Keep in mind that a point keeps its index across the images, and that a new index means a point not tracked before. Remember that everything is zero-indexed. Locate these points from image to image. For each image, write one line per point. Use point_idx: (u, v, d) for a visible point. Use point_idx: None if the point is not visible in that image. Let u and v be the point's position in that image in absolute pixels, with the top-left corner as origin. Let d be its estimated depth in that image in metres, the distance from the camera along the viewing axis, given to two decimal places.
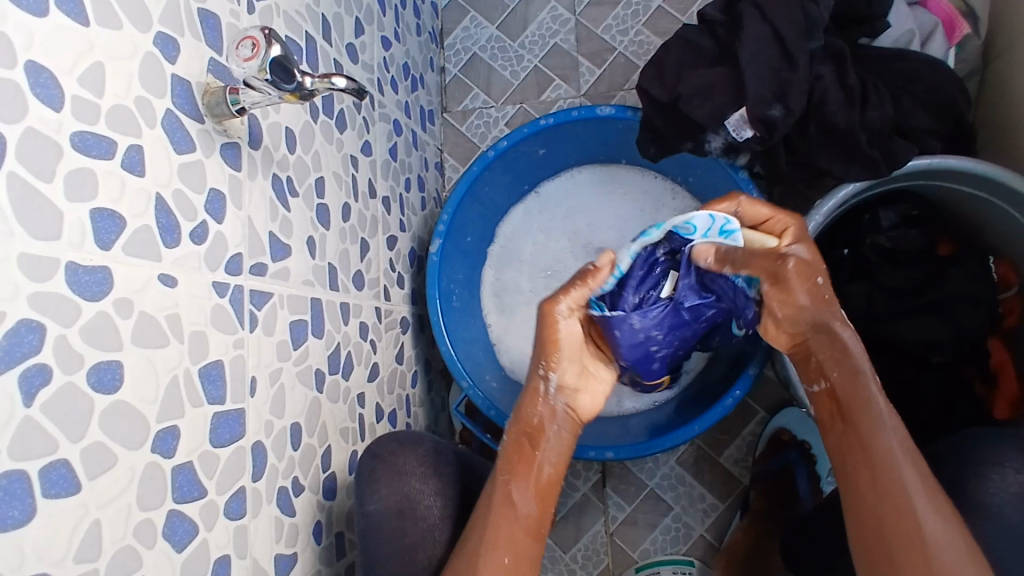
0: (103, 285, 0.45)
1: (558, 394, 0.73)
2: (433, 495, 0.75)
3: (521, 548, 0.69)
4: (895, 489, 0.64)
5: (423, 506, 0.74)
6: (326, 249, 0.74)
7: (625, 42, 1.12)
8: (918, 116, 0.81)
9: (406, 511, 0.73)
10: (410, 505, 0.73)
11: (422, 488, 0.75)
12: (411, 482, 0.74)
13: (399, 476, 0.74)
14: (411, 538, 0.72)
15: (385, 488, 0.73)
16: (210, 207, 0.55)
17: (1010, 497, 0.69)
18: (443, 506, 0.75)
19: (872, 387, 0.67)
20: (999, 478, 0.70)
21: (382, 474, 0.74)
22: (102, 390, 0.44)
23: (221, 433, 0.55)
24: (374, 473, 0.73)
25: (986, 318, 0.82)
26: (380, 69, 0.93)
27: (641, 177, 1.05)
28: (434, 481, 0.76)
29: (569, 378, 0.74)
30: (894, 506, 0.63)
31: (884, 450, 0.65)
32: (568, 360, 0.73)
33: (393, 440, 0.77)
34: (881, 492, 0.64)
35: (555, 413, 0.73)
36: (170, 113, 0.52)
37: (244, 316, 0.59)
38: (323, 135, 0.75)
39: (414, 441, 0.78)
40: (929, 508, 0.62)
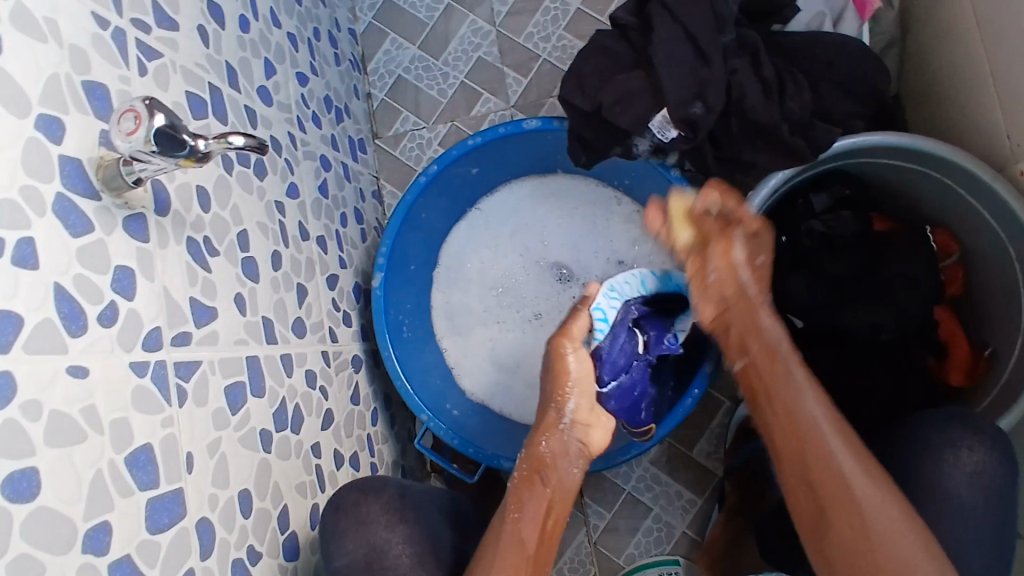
0: (5, 391, 0.42)
1: (572, 427, 0.78)
2: (403, 542, 0.73)
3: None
4: (820, 447, 0.66)
5: (393, 555, 0.72)
6: (258, 303, 0.72)
7: (548, 49, 1.11)
8: (839, 96, 0.81)
9: (373, 562, 0.72)
10: (377, 556, 0.72)
11: (388, 536, 0.73)
12: (376, 531, 0.73)
13: (364, 526, 0.73)
14: None
15: (350, 542, 0.72)
16: (117, 285, 0.53)
17: (965, 476, 0.70)
18: (413, 553, 0.73)
19: (793, 367, 0.72)
20: (954, 459, 0.71)
21: (345, 528, 0.73)
22: (18, 500, 0.43)
23: (159, 518, 0.53)
24: (340, 527, 0.73)
25: (932, 291, 0.82)
26: (298, 107, 0.91)
27: (579, 183, 1.04)
28: (400, 528, 0.74)
29: (582, 411, 0.79)
30: (820, 466, 0.66)
31: (812, 421, 0.68)
32: (580, 393, 0.79)
33: (357, 488, 0.76)
34: (815, 460, 0.67)
35: (567, 446, 0.77)
36: (62, 196, 0.49)
37: (171, 392, 0.56)
38: (241, 187, 0.73)
39: (378, 489, 0.76)
40: (865, 476, 0.64)
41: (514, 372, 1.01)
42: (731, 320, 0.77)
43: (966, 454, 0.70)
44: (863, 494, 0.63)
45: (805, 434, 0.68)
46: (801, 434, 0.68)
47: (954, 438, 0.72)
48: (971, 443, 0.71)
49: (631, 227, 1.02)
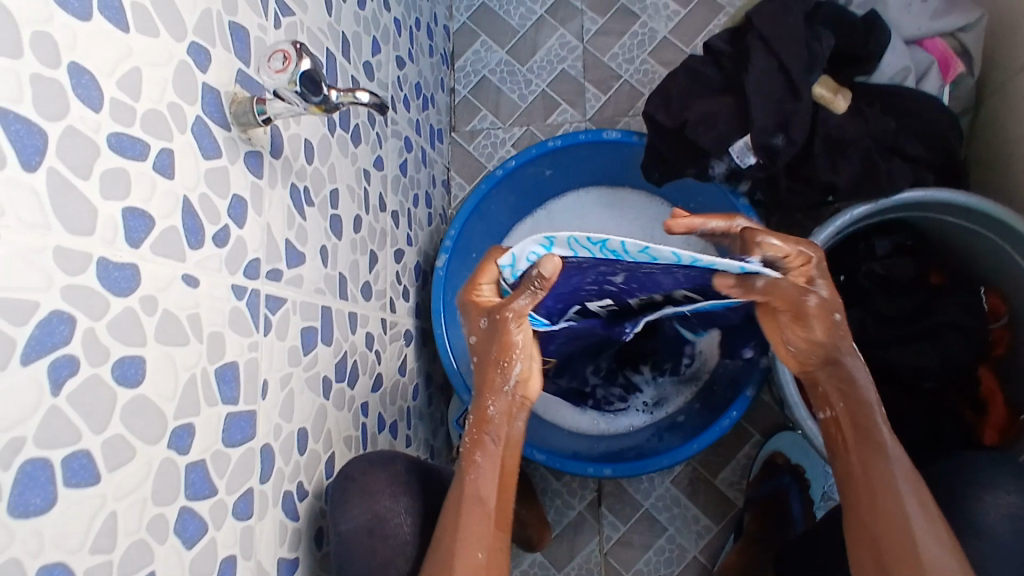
0: (131, 282, 0.46)
1: (517, 385, 0.71)
2: (404, 513, 0.72)
3: (494, 543, 0.67)
4: (891, 501, 0.64)
5: (394, 524, 0.70)
6: (337, 258, 0.76)
7: (630, 70, 1.16)
8: (913, 147, 0.83)
9: (375, 528, 0.68)
10: (381, 523, 0.69)
11: (393, 506, 0.71)
12: (381, 500, 0.71)
13: (369, 494, 0.70)
14: (382, 555, 0.68)
15: (356, 507, 0.69)
16: (233, 212, 0.57)
17: (1002, 518, 0.71)
18: (414, 524, 0.72)
19: (881, 420, 0.67)
20: (994, 500, 0.72)
21: (352, 492, 0.70)
22: (125, 383, 0.45)
23: (233, 434, 0.56)
24: (345, 491, 0.69)
25: (976, 348, 0.84)
26: (394, 87, 0.95)
27: (645, 201, 1.08)
28: (404, 498, 0.72)
29: (529, 370, 0.71)
30: (887, 521, 0.64)
31: (885, 473, 0.65)
32: (528, 355, 0.70)
33: (367, 459, 0.74)
34: (881, 516, 0.64)
35: (512, 403, 0.71)
36: (200, 120, 0.53)
37: (259, 320, 0.60)
38: (339, 148, 0.77)
39: (387, 461, 0.75)
40: (930, 537, 0.62)
41: None
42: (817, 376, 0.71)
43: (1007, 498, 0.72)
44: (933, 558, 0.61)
45: (874, 488, 0.65)
46: (865, 490, 0.66)
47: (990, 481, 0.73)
48: (1008, 486, 0.73)
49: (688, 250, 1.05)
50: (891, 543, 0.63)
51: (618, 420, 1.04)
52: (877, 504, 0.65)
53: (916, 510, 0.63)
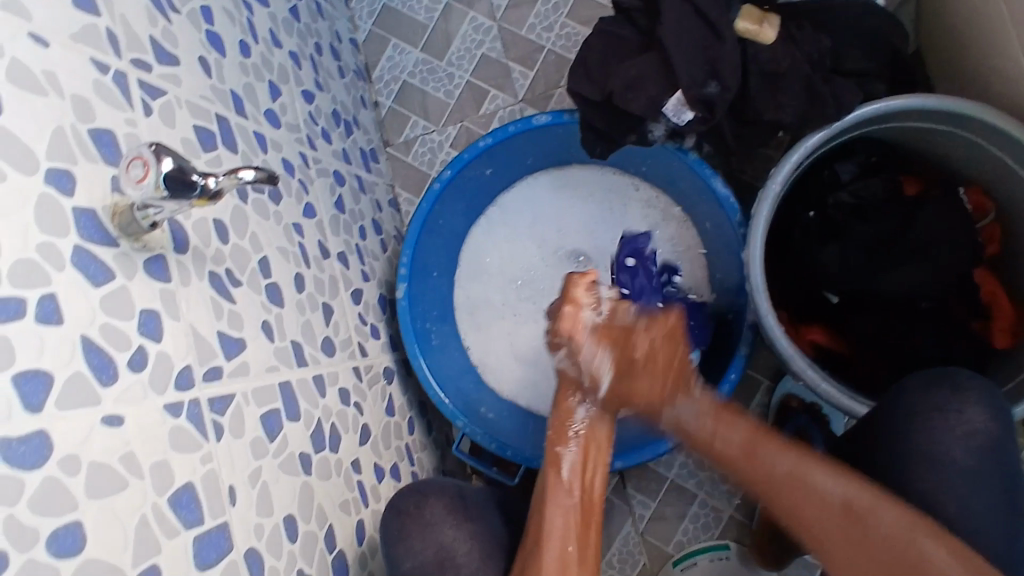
0: (42, 450, 0.43)
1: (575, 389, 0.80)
2: (470, 539, 0.77)
3: (585, 541, 0.76)
4: (804, 482, 0.67)
5: (462, 553, 0.76)
6: (285, 328, 0.72)
7: (552, 38, 1.09)
8: (855, 57, 0.78)
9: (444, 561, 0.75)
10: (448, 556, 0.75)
11: (455, 535, 0.77)
12: (444, 531, 0.77)
13: (429, 527, 0.76)
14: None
15: (419, 544, 0.75)
16: (144, 329, 0.53)
17: (957, 438, 0.69)
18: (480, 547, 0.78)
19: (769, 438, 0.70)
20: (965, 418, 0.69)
21: (412, 531, 0.76)
22: (65, 555, 0.43)
23: (206, 554, 0.53)
24: (405, 529, 0.75)
25: (968, 252, 0.80)
26: (307, 125, 0.91)
27: (596, 172, 1.02)
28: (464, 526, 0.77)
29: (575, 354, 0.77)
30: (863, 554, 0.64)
31: (808, 483, 0.67)
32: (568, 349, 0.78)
33: (415, 490, 0.79)
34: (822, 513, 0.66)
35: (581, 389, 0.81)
36: (80, 248, 0.50)
37: (207, 428, 0.57)
38: (257, 213, 0.73)
39: (436, 491, 0.79)
40: (859, 491, 0.65)
41: (544, 370, 1.00)
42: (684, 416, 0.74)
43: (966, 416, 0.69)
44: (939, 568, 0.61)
45: (846, 525, 0.65)
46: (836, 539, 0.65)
47: (964, 394, 0.71)
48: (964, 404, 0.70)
49: (651, 212, 1.00)
50: (891, 571, 0.62)
51: None
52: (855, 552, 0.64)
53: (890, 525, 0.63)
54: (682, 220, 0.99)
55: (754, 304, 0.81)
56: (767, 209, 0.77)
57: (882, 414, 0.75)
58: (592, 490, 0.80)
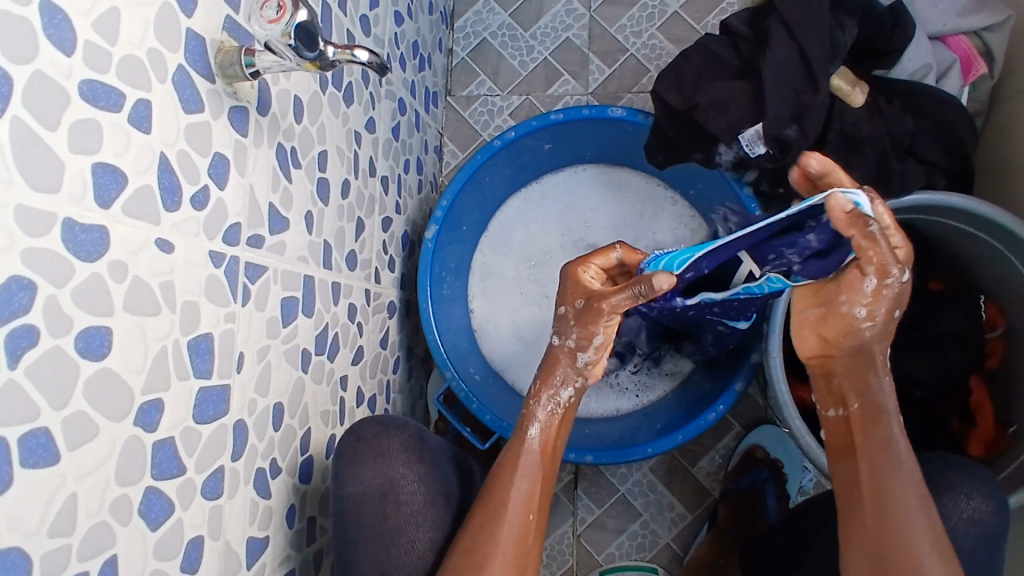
0: (99, 246, 0.42)
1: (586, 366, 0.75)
2: (419, 480, 0.73)
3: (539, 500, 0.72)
4: (898, 513, 0.64)
5: (407, 492, 0.72)
6: (323, 225, 0.72)
7: (638, 45, 1.11)
8: (928, 147, 0.81)
9: (388, 494, 0.71)
10: (394, 489, 0.72)
11: (405, 473, 0.73)
12: (395, 467, 0.73)
13: (382, 460, 0.73)
14: (393, 521, 0.70)
15: (369, 471, 0.71)
16: (213, 171, 0.53)
17: (962, 521, 0.71)
18: (426, 492, 0.73)
19: (896, 433, 0.68)
20: (957, 502, 0.71)
21: (365, 458, 0.72)
22: (89, 356, 0.42)
23: (205, 410, 0.52)
24: (358, 455, 0.72)
25: (971, 356, 0.84)
26: (390, 45, 0.90)
27: (643, 181, 1.04)
28: (418, 466, 0.74)
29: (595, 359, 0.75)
30: (881, 491, 0.66)
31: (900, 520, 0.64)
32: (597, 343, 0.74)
33: (378, 422, 0.76)
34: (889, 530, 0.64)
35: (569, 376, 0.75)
36: (182, 69, 0.49)
37: (238, 289, 0.56)
38: (330, 107, 0.73)
39: (398, 427, 0.76)
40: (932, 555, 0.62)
41: (536, 350, 1.01)
42: (834, 365, 0.70)
43: (974, 503, 0.71)
44: None
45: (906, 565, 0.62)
46: (883, 472, 0.67)
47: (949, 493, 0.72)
48: (970, 490, 0.72)
49: (683, 233, 1.02)
50: None
51: (604, 404, 1.03)
52: (885, 484, 0.66)
53: (916, 505, 0.65)
54: None
55: (767, 343, 0.83)
56: None
57: None
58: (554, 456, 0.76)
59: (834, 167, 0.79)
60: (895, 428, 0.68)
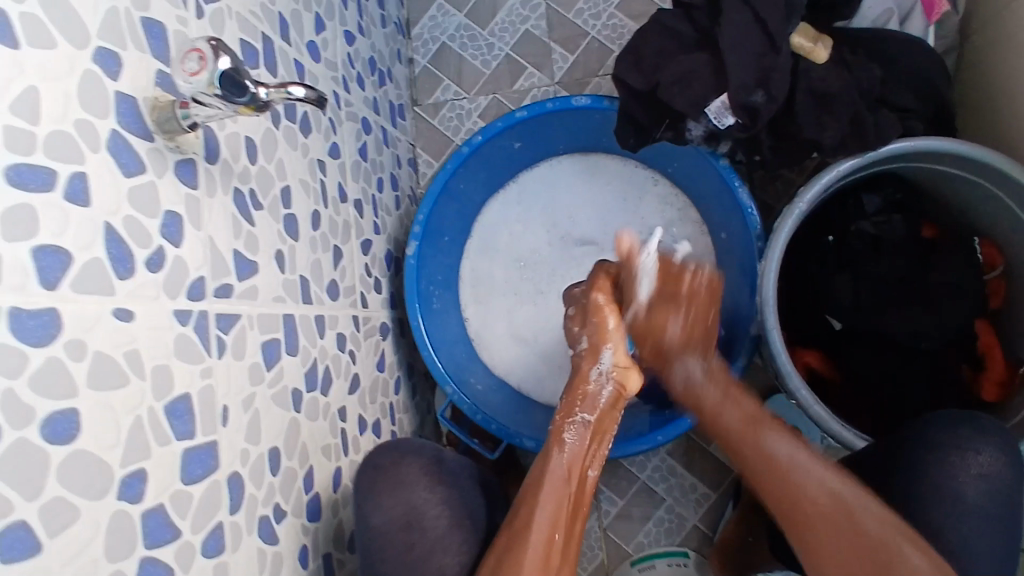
0: (51, 328, 0.41)
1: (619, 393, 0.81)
2: (441, 504, 0.74)
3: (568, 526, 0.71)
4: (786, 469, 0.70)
5: (431, 517, 0.73)
6: (296, 262, 0.71)
7: (598, 26, 1.09)
8: (900, 94, 0.79)
9: (412, 522, 0.72)
10: (417, 516, 0.72)
11: (428, 497, 0.74)
12: (416, 492, 0.74)
13: (403, 487, 0.73)
14: (420, 549, 0.71)
15: (389, 501, 0.72)
16: (165, 231, 0.52)
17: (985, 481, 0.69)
18: (451, 515, 0.74)
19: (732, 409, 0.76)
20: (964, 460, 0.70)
21: (383, 487, 0.73)
22: (56, 441, 0.41)
23: (193, 469, 0.52)
24: (375, 485, 0.73)
25: (973, 304, 0.82)
26: (344, 66, 0.89)
27: (621, 164, 1.02)
28: (440, 490, 0.75)
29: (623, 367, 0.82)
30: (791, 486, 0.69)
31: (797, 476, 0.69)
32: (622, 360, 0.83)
33: (392, 450, 0.77)
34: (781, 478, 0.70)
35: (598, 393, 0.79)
36: (116, 134, 0.48)
37: (211, 343, 0.55)
38: (287, 141, 0.72)
39: (414, 452, 0.77)
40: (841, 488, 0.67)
41: (536, 351, 1.00)
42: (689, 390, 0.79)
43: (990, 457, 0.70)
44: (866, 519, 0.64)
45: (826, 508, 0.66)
46: (750, 446, 0.73)
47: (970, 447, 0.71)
48: (979, 445, 0.71)
49: (669, 213, 1.00)
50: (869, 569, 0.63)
51: None
52: (788, 475, 0.69)
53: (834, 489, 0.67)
54: (698, 225, 0.99)
55: (762, 315, 0.81)
56: (791, 225, 0.78)
57: (880, 452, 0.75)
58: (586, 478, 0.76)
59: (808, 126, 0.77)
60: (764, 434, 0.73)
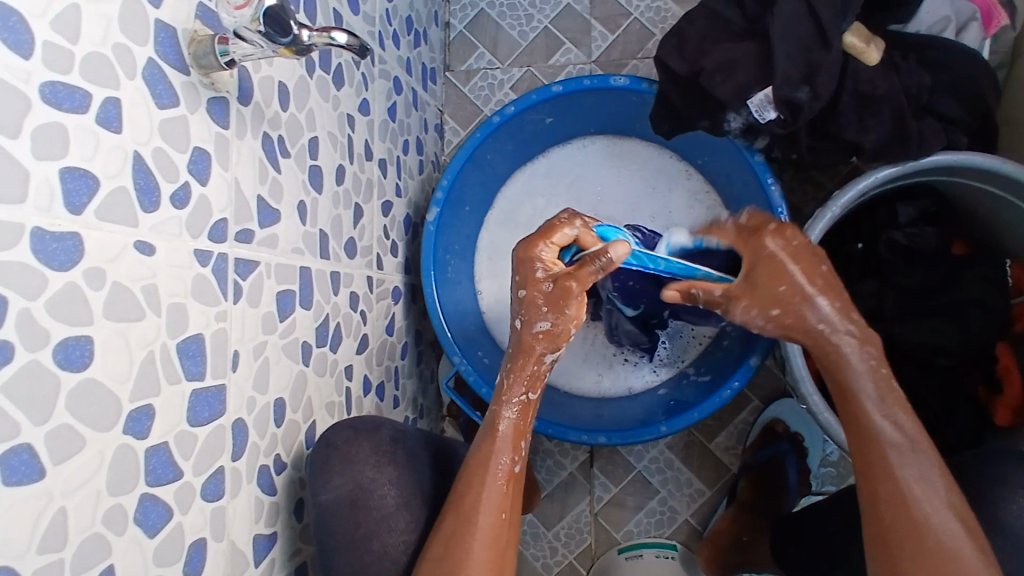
0: (73, 253, 0.41)
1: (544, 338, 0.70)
2: (389, 484, 0.67)
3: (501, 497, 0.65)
4: (888, 468, 0.62)
5: (378, 496, 0.66)
6: (318, 214, 0.70)
7: (641, 8, 1.06)
8: (945, 104, 0.77)
9: (359, 501, 0.64)
10: (363, 494, 0.65)
11: (376, 477, 0.67)
12: (364, 471, 0.66)
13: (352, 465, 0.66)
14: (366, 529, 0.64)
15: (338, 478, 0.64)
16: (194, 167, 0.51)
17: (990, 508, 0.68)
18: (399, 494, 0.67)
19: (867, 385, 0.66)
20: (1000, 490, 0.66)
21: (332, 463, 0.65)
22: (70, 368, 0.40)
23: (200, 412, 0.52)
24: (324, 461, 0.65)
25: (999, 324, 0.81)
26: (382, 22, 0.87)
27: (653, 151, 1.01)
28: (389, 469, 0.68)
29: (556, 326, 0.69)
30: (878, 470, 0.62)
31: (892, 473, 0.61)
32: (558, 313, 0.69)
33: (347, 426, 0.69)
34: (880, 484, 0.62)
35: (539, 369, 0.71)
36: (153, 63, 0.47)
37: (228, 287, 0.55)
38: (319, 92, 0.70)
39: (370, 428, 0.69)
40: (931, 502, 0.59)
41: None
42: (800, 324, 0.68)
43: None
44: (947, 531, 0.58)
45: (923, 526, 0.58)
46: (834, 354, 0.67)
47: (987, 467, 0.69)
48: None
49: (697, 208, 0.99)
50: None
51: (617, 381, 1.02)
52: (872, 438, 0.64)
53: (925, 479, 0.61)
54: None
55: None
56: (821, 228, 0.76)
57: None
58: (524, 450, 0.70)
59: (848, 127, 0.76)
60: (869, 389, 0.66)
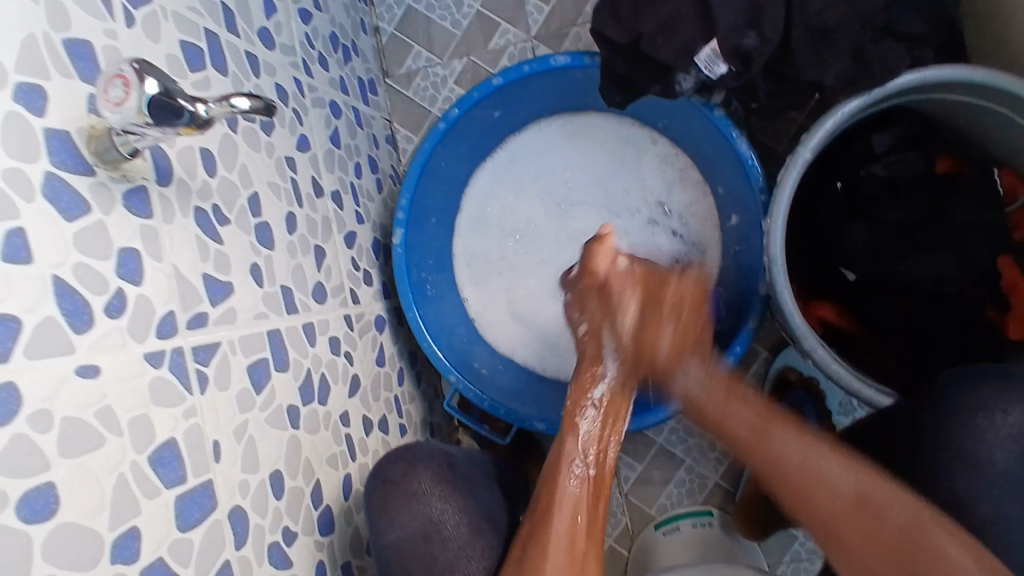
0: (9, 404, 0.38)
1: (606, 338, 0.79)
2: (457, 513, 0.74)
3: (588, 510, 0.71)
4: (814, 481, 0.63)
5: (449, 528, 0.73)
6: (275, 271, 0.67)
7: None
8: (904, 19, 0.73)
9: (431, 535, 0.72)
10: (434, 530, 0.72)
11: (443, 509, 0.74)
12: (430, 505, 0.74)
13: (415, 501, 0.73)
14: (442, 562, 0.71)
15: (405, 517, 0.71)
16: (123, 270, 0.48)
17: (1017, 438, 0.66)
18: (470, 524, 0.74)
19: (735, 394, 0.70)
20: None
21: (396, 502, 0.72)
22: (35, 521, 0.39)
23: (188, 514, 0.50)
24: (387, 503, 0.72)
25: (997, 237, 0.79)
26: (303, 47, 0.82)
27: (615, 123, 0.97)
28: (453, 501, 0.74)
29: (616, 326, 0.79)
30: (811, 492, 0.63)
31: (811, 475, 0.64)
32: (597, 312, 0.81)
33: (398, 461, 0.75)
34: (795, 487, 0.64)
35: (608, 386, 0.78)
36: (51, 176, 0.43)
37: (191, 379, 0.52)
38: (248, 143, 0.66)
39: (425, 460, 0.77)
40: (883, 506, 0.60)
41: (537, 325, 0.97)
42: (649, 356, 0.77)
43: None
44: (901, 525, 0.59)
45: (885, 527, 0.60)
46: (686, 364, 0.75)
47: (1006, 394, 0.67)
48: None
49: (669, 172, 0.95)
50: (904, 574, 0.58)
51: None
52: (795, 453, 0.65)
53: (848, 482, 0.62)
54: (699, 182, 0.94)
55: (772, 276, 0.77)
56: (795, 176, 0.73)
57: (898, 417, 0.72)
58: (606, 460, 0.76)
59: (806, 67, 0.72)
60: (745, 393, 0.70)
